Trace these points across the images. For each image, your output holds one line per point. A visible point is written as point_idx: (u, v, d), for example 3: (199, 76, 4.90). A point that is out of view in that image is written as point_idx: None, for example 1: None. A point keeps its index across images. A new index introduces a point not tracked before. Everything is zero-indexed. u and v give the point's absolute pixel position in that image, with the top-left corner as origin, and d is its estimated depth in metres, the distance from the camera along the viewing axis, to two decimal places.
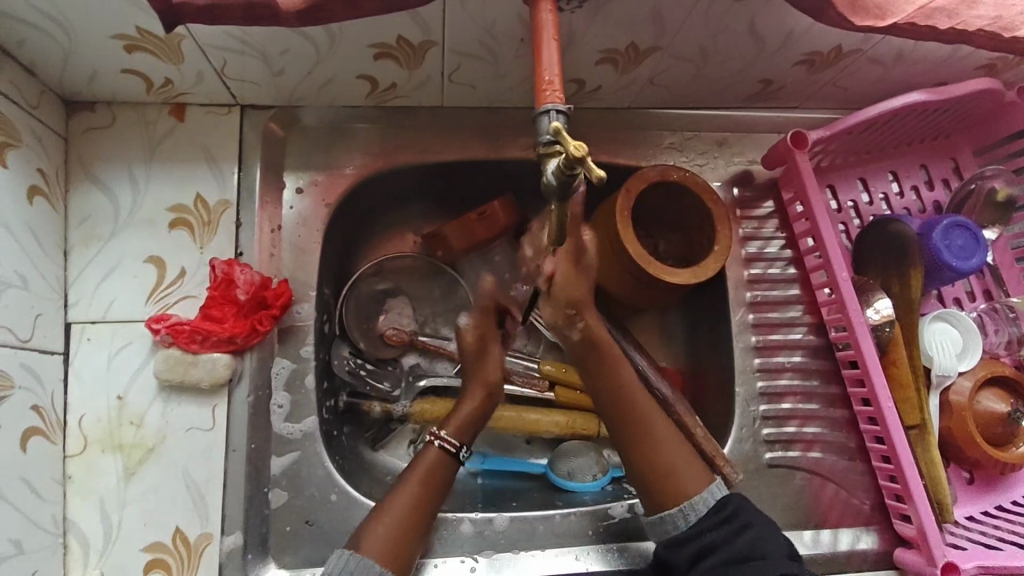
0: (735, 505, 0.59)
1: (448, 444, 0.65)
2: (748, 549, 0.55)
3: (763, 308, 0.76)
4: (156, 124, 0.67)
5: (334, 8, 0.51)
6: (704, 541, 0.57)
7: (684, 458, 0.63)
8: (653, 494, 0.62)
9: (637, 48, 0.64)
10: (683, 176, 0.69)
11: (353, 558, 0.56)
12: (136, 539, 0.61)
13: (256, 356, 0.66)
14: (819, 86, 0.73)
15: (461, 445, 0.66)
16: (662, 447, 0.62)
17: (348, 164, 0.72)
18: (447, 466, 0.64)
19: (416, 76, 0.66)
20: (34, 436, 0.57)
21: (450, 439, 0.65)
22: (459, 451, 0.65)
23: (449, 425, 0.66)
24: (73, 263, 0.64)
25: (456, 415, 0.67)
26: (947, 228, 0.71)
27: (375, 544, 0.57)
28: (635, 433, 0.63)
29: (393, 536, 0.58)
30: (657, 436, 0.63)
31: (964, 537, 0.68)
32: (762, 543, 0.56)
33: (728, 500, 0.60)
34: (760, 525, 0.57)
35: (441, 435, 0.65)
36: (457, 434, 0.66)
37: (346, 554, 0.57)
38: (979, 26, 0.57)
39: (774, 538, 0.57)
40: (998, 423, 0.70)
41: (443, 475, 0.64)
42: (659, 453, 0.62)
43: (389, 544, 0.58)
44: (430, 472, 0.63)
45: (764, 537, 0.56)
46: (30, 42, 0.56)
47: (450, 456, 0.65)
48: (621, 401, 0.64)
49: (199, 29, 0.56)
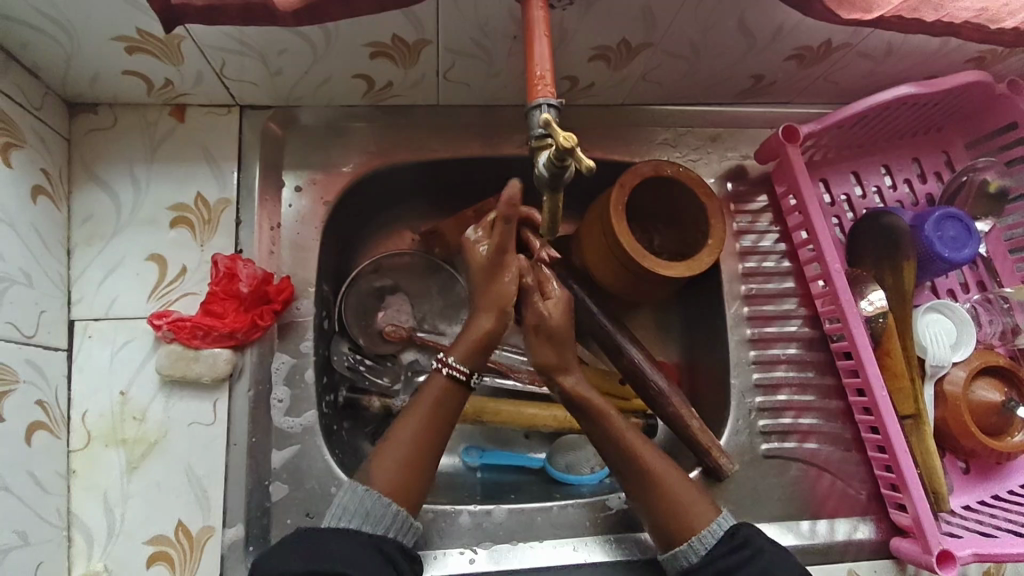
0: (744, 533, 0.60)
1: (457, 373, 0.63)
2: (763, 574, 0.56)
3: (758, 300, 0.77)
4: (157, 125, 0.68)
5: (330, 8, 0.52)
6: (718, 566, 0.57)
7: (692, 495, 0.63)
8: (659, 527, 0.62)
9: (628, 44, 0.65)
10: (677, 171, 0.70)
11: (366, 498, 0.57)
12: (139, 532, 0.61)
13: (256, 351, 0.67)
14: (810, 81, 0.74)
15: (471, 371, 0.64)
16: (672, 494, 0.62)
17: (346, 163, 0.73)
18: (455, 395, 0.63)
19: (411, 74, 0.67)
20: (39, 430, 0.58)
21: (460, 368, 0.63)
22: (470, 378, 0.64)
23: (457, 350, 0.63)
24: (76, 261, 0.65)
25: (466, 340, 0.64)
26: (939, 220, 0.72)
27: (385, 480, 0.58)
28: (646, 484, 0.63)
29: (403, 471, 0.59)
30: (666, 484, 0.63)
31: (960, 525, 0.69)
32: (775, 567, 0.57)
33: (738, 529, 0.60)
34: (770, 548, 0.58)
35: (450, 364, 0.63)
36: (466, 360, 0.63)
37: (360, 489, 0.58)
38: (965, 18, 0.58)
39: (787, 563, 0.57)
40: (992, 412, 0.70)
41: (449, 403, 0.63)
42: (670, 495, 0.62)
43: (399, 482, 0.59)
44: (436, 404, 0.63)
45: (776, 563, 0.57)
46: (33, 45, 0.57)
47: (460, 383, 0.64)
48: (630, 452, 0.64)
49: (198, 30, 0.57)
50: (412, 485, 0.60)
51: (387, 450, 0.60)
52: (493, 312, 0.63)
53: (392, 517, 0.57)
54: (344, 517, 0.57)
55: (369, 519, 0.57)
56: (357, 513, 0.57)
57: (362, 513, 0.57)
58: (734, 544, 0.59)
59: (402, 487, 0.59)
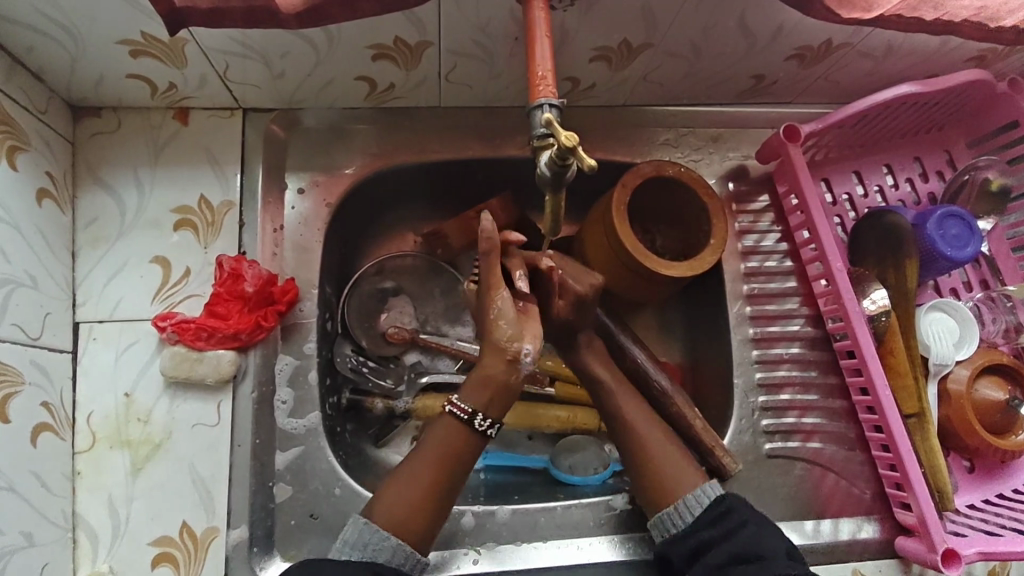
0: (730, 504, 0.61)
1: (457, 411, 0.61)
2: (745, 548, 0.57)
3: (761, 300, 0.77)
4: (161, 128, 0.69)
5: (332, 10, 0.52)
6: (699, 539, 0.59)
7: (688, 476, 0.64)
8: (648, 495, 0.64)
9: (629, 45, 0.65)
10: (678, 171, 0.70)
11: (365, 530, 0.57)
12: (143, 533, 0.62)
13: (260, 353, 0.67)
14: (811, 81, 0.74)
15: (474, 411, 0.60)
16: (670, 480, 0.63)
17: (348, 165, 0.73)
18: (461, 433, 0.61)
19: (413, 76, 0.68)
20: (45, 431, 0.59)
21: (462, 406, 0.61)
22: (474, 420, 0.61)
23: (467, 396, 0.61)
24: (81, 264, 0.66)
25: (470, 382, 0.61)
26: (941, 218, 0.72)
27: (385, 506, 0.59)
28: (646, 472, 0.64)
29: (405, 509, 0.59)
30: (665, 470, 0.64)
31: (965, 524, 0.68)
32: (758, 538, 0.58)
33: (723, 498, 0.61)
34: (755, 522, 0.59)
35: (451, 402, 0.61)
36: (470, 400, 0.60)
37: (360, 522, 0.58)
38: (965, 16, 0.58)
39: (772, 534, 0.58)
40: (995, 411, 0.70)
41: (459, 444, 0.61)
42: (670, 480, 0.63)
43: (400, 510, 0.58)
44: (444, 442, 0.61)
45: (762, 536, 0.58)
46: (38, 49, 0.57)
47: (463, 423, 0.61)
48: (632, 443, 0.65)
49: (202, 33, 0.57)
50: (416, 519, 0.59)
51: (392, 488, 0.60)
52: (494, 352, 0.59)
53: (392, 549, 0.57)
54: (345, 550, 0.57)
55: (369, 550, 0.57)
56: (357, 546, 0.57)
57: (362, 544, 0.57)
58: (716, 515, 0.60)
59: (402, 516, 0.58)
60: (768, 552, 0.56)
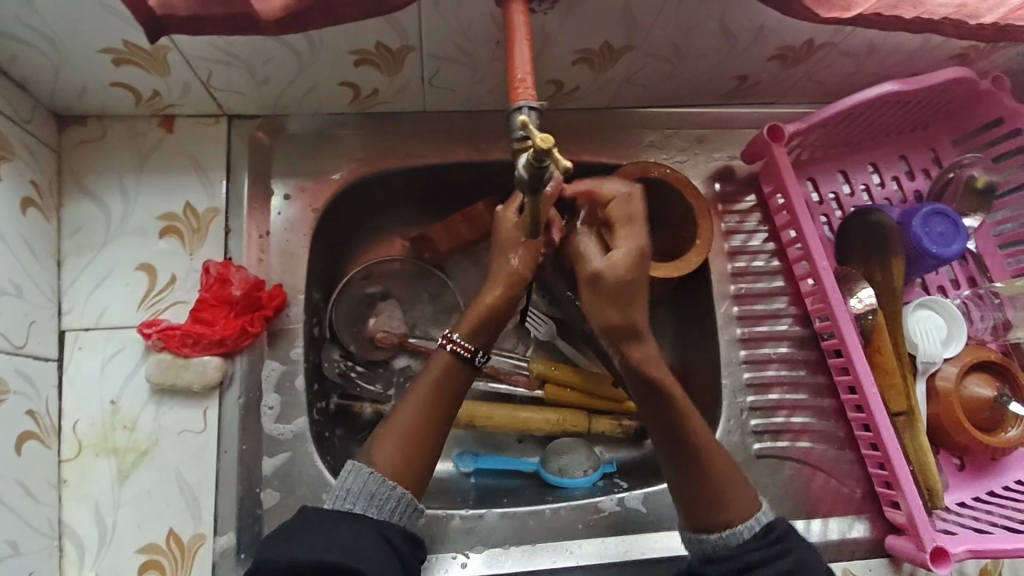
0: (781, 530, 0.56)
1: (461, 350, 0.61)
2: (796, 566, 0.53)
3: (748, 300, 0.77)
4: (145, 136, 0.69)
5: (312, 15, 0.53)
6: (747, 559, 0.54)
7: (742, 482, 0.58)
8: (700, 512, 0.57)
9: (611, 47, 0.65)
10: (663, 173, 0.70)
11: (371, 480, 0.56)
12: (130, 541, 0.62)
13: (246, 358, 0.67)
14: (794, 81, 0.75)
15: (475, 350, 0.62)
16: (719, 475, 0.57)
17: (335, 170, 0.73)
18: (459, 372, 0.61)
19: (397, 81, 0.68)
20: (29, 440, 0.58)
21: (465, 344, 0.61)
22: (474, 357, 0.62)
23: (461, 327, 0.62)
24: (66, 272, 0.66)
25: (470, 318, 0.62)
26: (926, 216, 0.72)
27: (386, 456, 0.57)
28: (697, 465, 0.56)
29: (406, 451, 0.57)
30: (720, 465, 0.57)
31: (955, 522, 0.68)
32: (808, 566, 0.54)
33: (774, 524, 0.56)
34: (800, 547, 0.55)
35: (455, 340, 0.61)
36: (471, 338, 0.62)
37: (363, 472, 0.56)
38: (943, 14, 0.58)
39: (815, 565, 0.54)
40: (983, 408, 0.70)
41: (457, 379, 0.61)
42: (722, 478, 0.57)
43: (401, 459, 0.57)
44: (441, 383, 0.61)
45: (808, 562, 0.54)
46: (21, 59, 0.58)
47: (464, 361, 0.61)
48: (685, 428, 0.56)
49: (183, 40, 0.57)
50: (416, 460, 0.58)
51: (389, 431, 0.58)
52: (502, 284, 0.62)
53: (397, 499, 0.56)
54: (349, 499, 0.55)
55: (374, 500, 0.55)
56: (363, 495, 0.55)
57: (367, 495, 0.55)
58: (767, 541, 0.55)
59: (403, 463, 0.57)
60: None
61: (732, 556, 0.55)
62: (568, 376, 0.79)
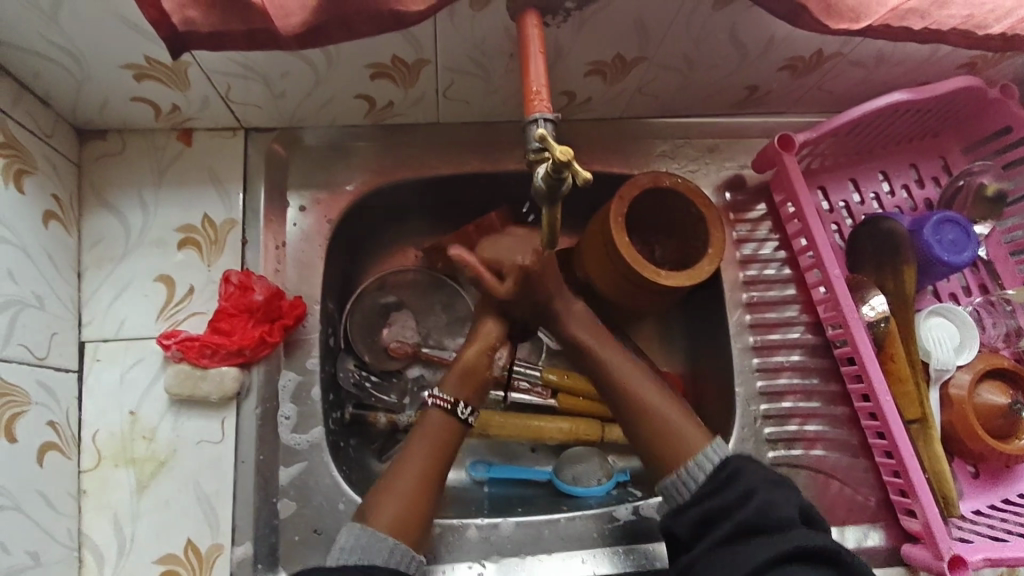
0: (733, 466, 0.59)
1: (442, 402, 0.65)
2: (755, 513, 0.55)
3: (760, 308, 0.77)
4: (165, 149, 0.70)
5: (331, 31, 0.54)
6: (704, 508, 0.58)
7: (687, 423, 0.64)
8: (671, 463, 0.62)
9: (623, 58, 0.66)
10: (674, 182, 0.71)
11: (363, 534, 0.57)
12: (148, 551, 0.62)
13: (263, 369, 0.67)
14: (804, 90, 0.75)
15: (456, 401, 0.65)
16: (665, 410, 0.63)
17: (349, 182, 0.74)
18: (449, 425, 0.64)
19: (412, 93, 0.69)
20: (50, 451, 0.59)
21: (445, 396, 0.65)
22: (456, 408, 0.65)
23: (446, 384, 0.66)
24: (86, 283, 0.67)
25: (452, 376, 0.66)
26: (937, 223, 0.72)
27: (380, 516, 0.59)
28: (634, 415, 0.65)
29: (399, 506, 0.59)
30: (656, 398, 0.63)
31: (970, 530, 0.68)
32: (772, 505, 0.55)
33: (728, 461, 0.60)
34: (763, 486, 0.57)
35: (435, 395, 0.65)
36: (454, 393, 0.65)
37: (357, 528, 0.58)
38: (952, 24, 0.59)
39: (782, 499, 0.56)
40: (996, 415, 0.70)
41: (447, 433, 0.64)
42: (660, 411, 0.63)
43: (395, 517, 0.59)
44: (432, 436, 0.64)
45: (772, 500, 0.55)
46: (45, 74, 0.59)
47: (448, 413, 0.65)
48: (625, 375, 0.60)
49: (204, 55, 0.58)
50: (410, 514, 0.60)
51: (383, 490, 0.61)
52: (478, 345, 0.67)
53: (390, 550, 0.57)
54: (342, 556, 0.56)
55: (367, 554, 0.57)
56: (355, 550, 0.56)
57: (359, 548, 0.57)
58: (718, 479, 0.59)
59: (398, 520, 0.59)
60: (783, 519, 0.54)
61: (694, 504, 0.59)
62: (582, 385, 0.80)
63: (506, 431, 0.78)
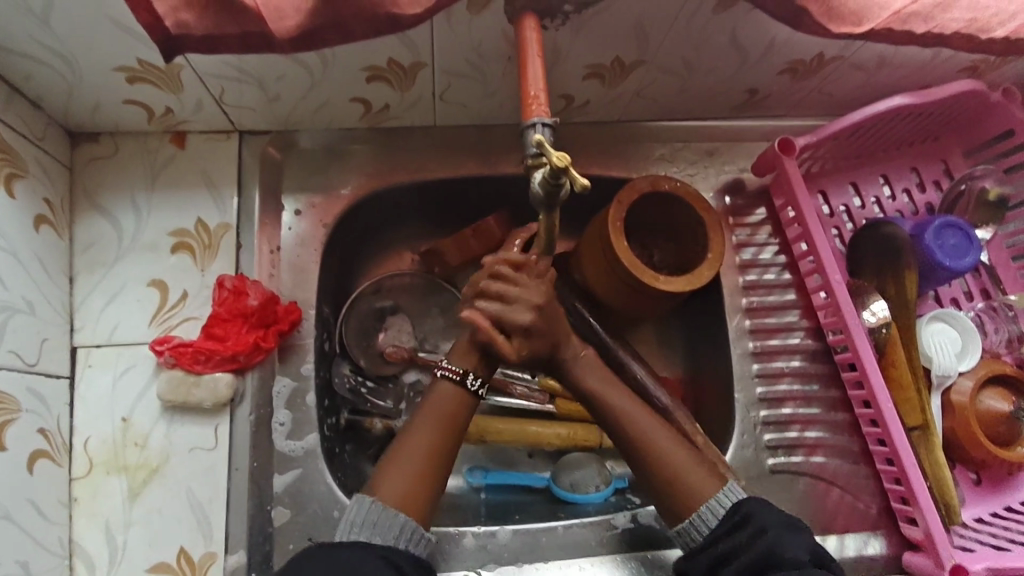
0: (746, 508, 0.57)
1: (450, 372, 0.63)
2: (763, 555, 0.53)
3: (760, 313, 0.77)
4: (158, 152, 0.69)
5: (326, 34, 0.53)
6: (719, 550, 0.55)
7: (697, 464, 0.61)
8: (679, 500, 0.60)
9: (622, 62, 0.65)
10: (674, 186, 0.70)
11: (373, 508, 0.55)
12: (140, 560, 0.61)
13: (258, 375, 0.67)
14: (804, 94, 0.74)
15: (465, 370, 0.63)
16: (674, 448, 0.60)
17: (344, 185, 0.74)
18: (460, 398, 0.63)
19: (408, 97, 0.68)
20: (41, 458, 0.58)
21: (453, 367, 0.63)
22: (465, 379, 0.63)
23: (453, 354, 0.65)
24: (79, 288, 0.66)
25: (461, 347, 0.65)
26: (939, 228, 0.71)
27: (390, 489, 0.57)
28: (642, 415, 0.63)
29: (409, 480, 0.57)
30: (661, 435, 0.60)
31: (973, 538, 0.67)
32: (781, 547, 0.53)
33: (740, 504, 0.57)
34: (775, 527, 0.54)
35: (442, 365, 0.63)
36: (460, 361, 0.64)
37: (366, 500, 0.56)
38: (954, 28, 0.58)
39: (794, 538, 0.54)
40: (998, 422, 0.69)
41: (458, 407, 0.62)
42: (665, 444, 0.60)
43: (406, 490, 0.57)
44: (442, 410, 0.62)
45: (782, 541, 0.53)
46: (36, 77, 0.58)
47: (455, 382, 0.63)
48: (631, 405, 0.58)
49: (197, 59, 0.58)
50: (420, 487, 0.58)
51: (393, 462, 0.58)
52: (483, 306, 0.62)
53: (400, 527, 0.55)
54: (355, 528, 0.55)
55: (378, 529, 0.55)
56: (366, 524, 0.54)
57: (370, 524, 0.55)
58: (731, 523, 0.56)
59: (408, 494, 0.57)
60: (792, 560, 0.52)
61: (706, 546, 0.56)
62: None
63: (502, 437, 0.77)
